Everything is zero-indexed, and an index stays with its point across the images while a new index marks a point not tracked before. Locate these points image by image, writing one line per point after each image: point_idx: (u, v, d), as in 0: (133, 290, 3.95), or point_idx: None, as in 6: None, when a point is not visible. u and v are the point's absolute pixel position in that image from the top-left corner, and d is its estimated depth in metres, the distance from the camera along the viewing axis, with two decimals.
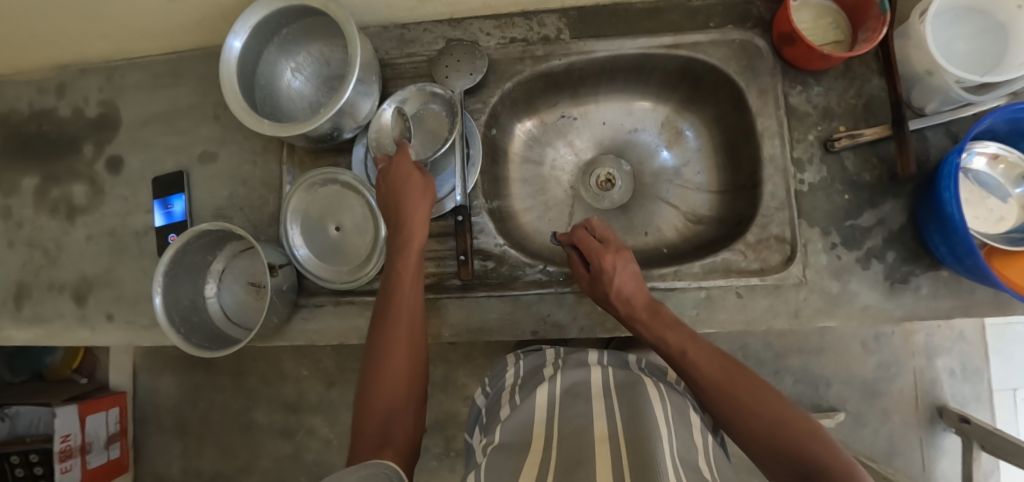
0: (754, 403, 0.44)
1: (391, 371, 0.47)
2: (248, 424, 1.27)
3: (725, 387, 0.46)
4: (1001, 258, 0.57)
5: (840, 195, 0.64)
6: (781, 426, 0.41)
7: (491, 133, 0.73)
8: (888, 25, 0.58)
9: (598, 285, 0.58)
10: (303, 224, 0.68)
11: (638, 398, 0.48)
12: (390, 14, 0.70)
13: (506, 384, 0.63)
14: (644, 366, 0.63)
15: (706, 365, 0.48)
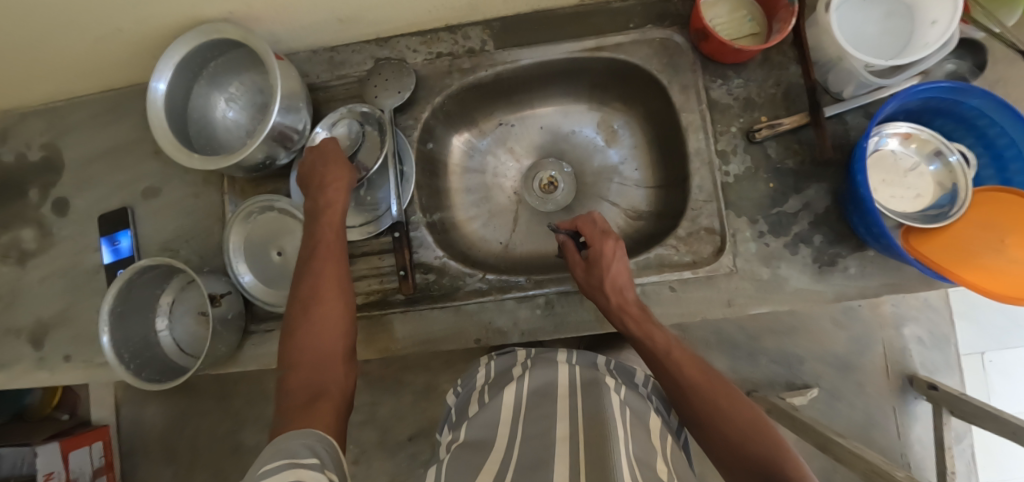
0: (724, 407, 0.48)
1: (316, 329, 0.48)
2: (236, 447, 1.28)
3: (696, 391, 0.49)
4: (918, 235, 0.59)
5: (765, 183, 0.66)
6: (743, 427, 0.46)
7: (427, 147, 0.74)
8: (794, 15, 0.60)
9: (597, 272, 0.58)
10: (247, 251, 0.68)
11: (598, 396, 0.49)
12: (316, 38, 0.71)
13: (476, 385, 0.62)
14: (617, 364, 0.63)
15: (678, 374, 0.51)
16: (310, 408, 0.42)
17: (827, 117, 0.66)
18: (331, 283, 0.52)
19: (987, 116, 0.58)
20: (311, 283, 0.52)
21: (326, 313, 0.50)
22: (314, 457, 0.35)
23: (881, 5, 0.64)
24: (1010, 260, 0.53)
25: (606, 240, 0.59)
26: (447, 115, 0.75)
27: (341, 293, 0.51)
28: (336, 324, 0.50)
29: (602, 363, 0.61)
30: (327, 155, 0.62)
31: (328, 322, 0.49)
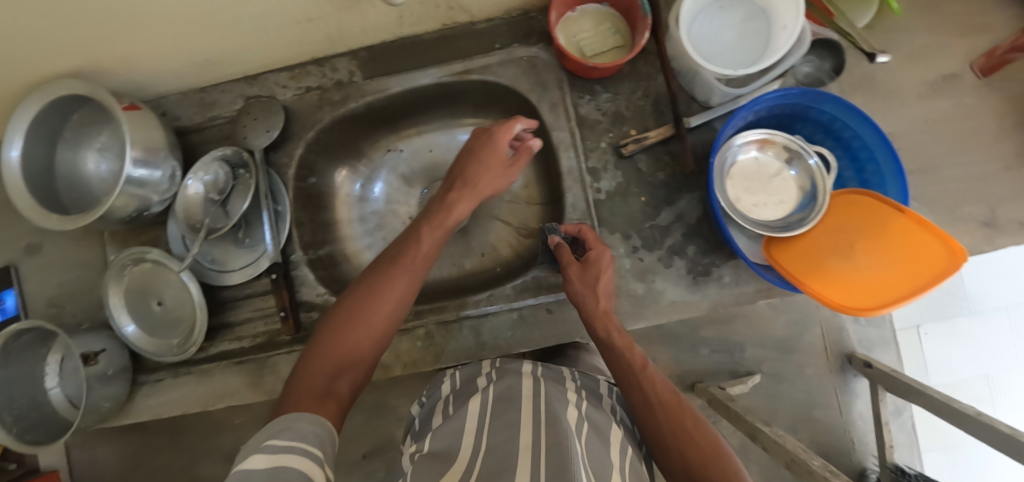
0: (701, 444, 0.39)
1: (353, 333, 0.42)
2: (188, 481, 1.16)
3: (663, 415, 0.42)
4: (779, 243, 0.58)
5: (637, 197, 0.66)
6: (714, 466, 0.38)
7: (308, 182, 0.74)
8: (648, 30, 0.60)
9: (476, 167, 0.51)
10: (126, 303, 0.68)
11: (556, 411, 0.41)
12: (182, 82, 0.70)
13: (441, 395, 0.54)
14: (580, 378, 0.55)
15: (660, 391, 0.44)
16: (323, 402, 0.38)
17: (695, 126, 0.65)
18: (397, 280, 0.45)
19: (840, 121, 0.59)
20: (385, 281, 0.45)
21: (360, 330, 0.43)
22: (313, 440, 0.32)
23: (739, 10, 0.64)
24: (857, 267, 0.54)
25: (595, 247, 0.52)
26: (326, 148, 0.74)
27: (405, 285, 0.45)
28: (372, 327, 0.43)
29: (568, 376, 0.53)
30: (476, 148, 0.51)
31: (363, 327, 0.43)
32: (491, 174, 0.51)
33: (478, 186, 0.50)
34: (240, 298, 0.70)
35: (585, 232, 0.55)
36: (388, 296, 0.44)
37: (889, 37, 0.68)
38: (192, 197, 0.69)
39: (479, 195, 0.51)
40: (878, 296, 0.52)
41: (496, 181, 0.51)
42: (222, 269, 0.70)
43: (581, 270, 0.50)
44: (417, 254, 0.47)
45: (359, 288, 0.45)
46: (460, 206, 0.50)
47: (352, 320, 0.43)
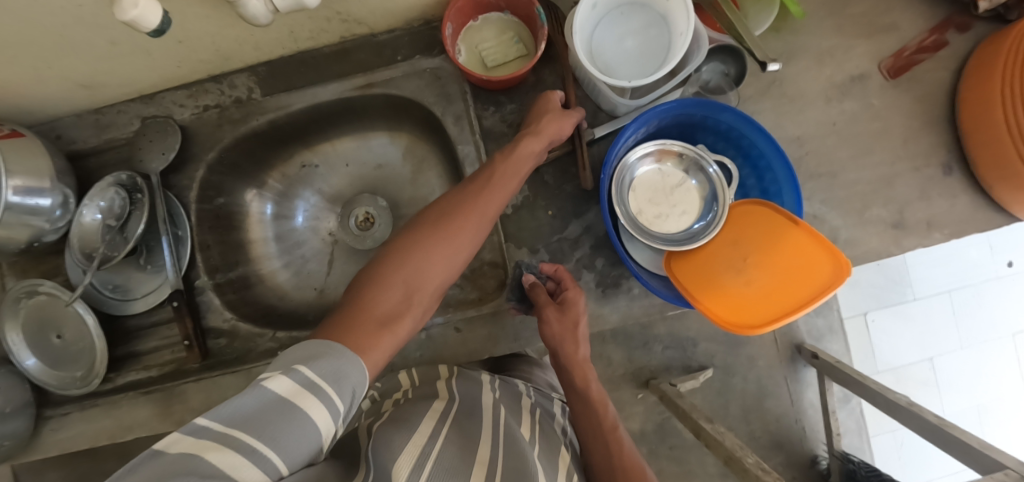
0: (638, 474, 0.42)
1: (469, 216, 0.45)
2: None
3: (605, 443, 0.45)
4: (678, 257, 0.57)
5: (545, 211, 0.65)
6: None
7: (215, 203, 0.71)
8: (541, 41, 0.58)
9: (538, 115, 0.55)
10: (27, 337, 0.66)
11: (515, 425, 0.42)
12: (72, 104, 0.67)
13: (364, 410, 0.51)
14: (532, 388, 0.54)
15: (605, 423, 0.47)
16: (380, 332, 0.35)
17: (599, 138, 0.64)
18: (461, 230, 0.44)
19: (737, 130, 0.58)
20: (484, 184, 0.48)
21: (486, 198, 0.47)
22: (346, 392, 0.28)
23: (640, 17, 0.62)
24: (747, 281, 0.54)
25: (569, 287, 0.56)
26: (232, 167, 0.72)
27: (469, 241, 0.44)
28: (487, 214, 0.47)
29: (523, 388, 0.53)
30: (538, 110, 0.56)
31: (474, 216, 0.45)
32: (566, 120, 0.55)
33: (544, 125, 0.53)
34: (146, 327, 0.69)
35: (562, 274, 0.57)
36: (479, 212, 0.46)
37: (792, 41, 0.68)
38: (87, 225, 0.66)
39: (548, 135, 0.53)
40: (766, 311, 0.51)
41: (564, 123, 0.55)
42: (125, 298, 0.68)
43: (558, 311, 0.54)
44: (522, 154, 0.51)
45: (433, 216, 0.45)
46: (541, 137, 0.53)
47: (474, 191, 0.47)
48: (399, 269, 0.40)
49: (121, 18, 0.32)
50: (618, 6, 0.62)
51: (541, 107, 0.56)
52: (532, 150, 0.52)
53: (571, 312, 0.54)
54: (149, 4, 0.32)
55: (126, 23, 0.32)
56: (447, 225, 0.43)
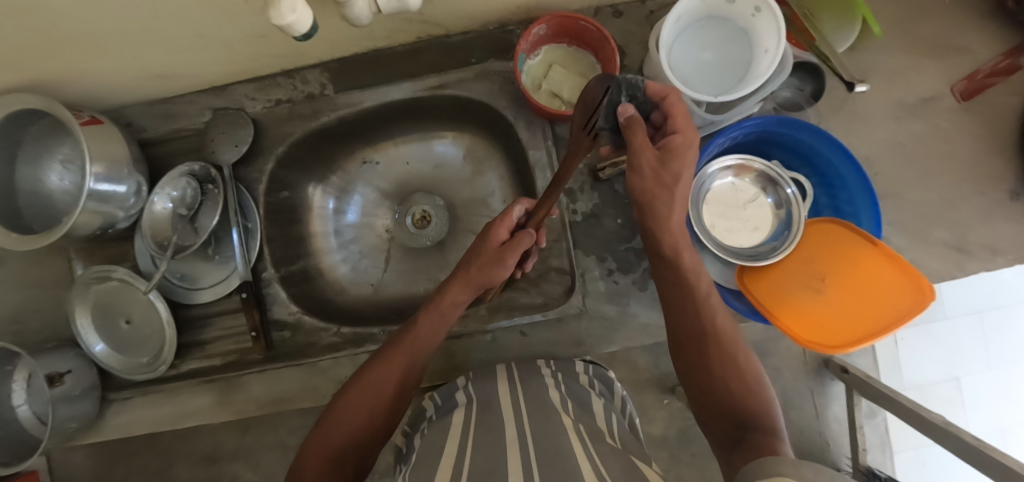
0: (740, 372, 0.46)
1: (375, 386, 0.47)
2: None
3: (705, 340, 0.48)
4: (752, 273, 0.57)
5: (612, 219, 0.65)
6: (741, 396, 0.44)
7: (280, 196, 0.72)
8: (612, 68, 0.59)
9: (470, 258, 0.52)
10: (94, 321, 0.66)
11: (543, 397, 0.48)
12: (146, 93, 0.67)
13: (423, 420, 0.55)
14: (555, 365, 0.58)
15: (704, 324, 0.48)
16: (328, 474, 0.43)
17: None
18: (386, 370, 0.48)
19: (815, 149, 0.59)
20: (397, 353, 0.49)
21: (385, 363, 0.49)
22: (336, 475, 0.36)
23: (720, 31, 0.62)
24: (826, 302, 0.55)
25: (681, 137, 0.45)
26: (297, 161, 0.72)
27: (394, 378, 0.48)
28: (401, 368, 0.49)
29: (544, 366, 0.57)
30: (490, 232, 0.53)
31: (382, 386, 0.47)
32: (504, 263, 0.49)
33: (472, 272, 0.51)
34: (210, 315, 0.69)
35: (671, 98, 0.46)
36: (392, 375, 0.48)
37: (869, 60, 0.67)
38: (158, 214, 0.67)
39: (476, 282, 0.51)
40: (849, 332, 0.52)
41: (498, 269, 0.50)
42: (192, 287, 0.68)
43: (662, 157, 0.45)
44: (444, 307, 0.51)
45: (373, 360, 0.50)
46: (465, 287, 0.51)
47: (379, 358, 0.50)
48: (332, 416, 0.47)
49: (275, 22, 0.31)
50: (697, 19, 0.62)
51: (480, 244, 0.52)
52: (461, 295, 0.52)
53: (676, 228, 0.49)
54: (304, 9, 0.32)
55: (279, 27, 0.32)
56: (354, 400, 0.47)
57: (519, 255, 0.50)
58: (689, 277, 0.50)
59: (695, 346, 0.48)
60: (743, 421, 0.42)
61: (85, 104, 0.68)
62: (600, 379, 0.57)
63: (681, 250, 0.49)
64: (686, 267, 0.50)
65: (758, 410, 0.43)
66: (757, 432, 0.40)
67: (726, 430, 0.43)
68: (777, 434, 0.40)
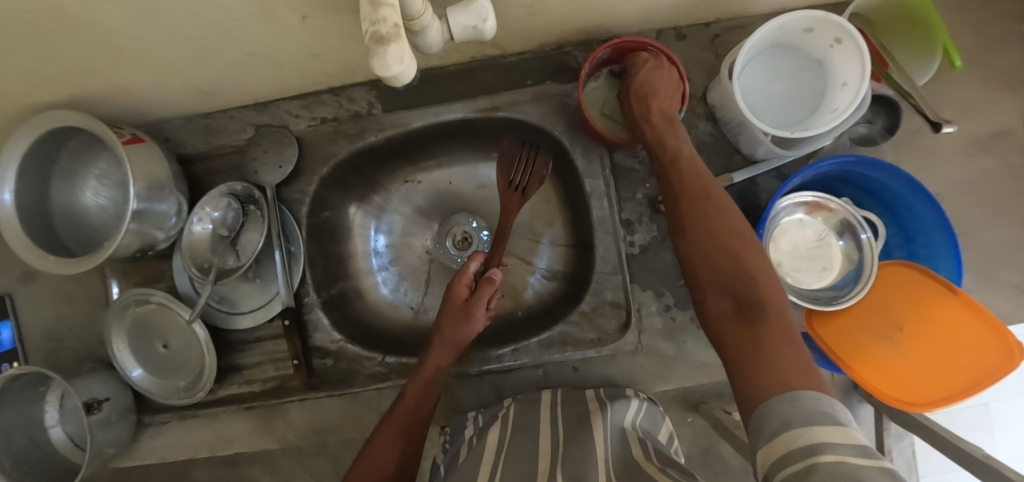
0: (761, 282, 0.40)
1: (385, 450, 0.49)
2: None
3: (721, 244, 0.42)
4: (821, 316, 0.55)
5: (670, 253, 0.63)
6: (755, 284, 0.40)
7: (321, 217, 0.69)
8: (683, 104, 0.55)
9: (440, 320, 0.56)
10: (130, 345, 0.65)
11: (587, 439, 0.49)
12: (186, 108, 0.65)
13: (464, 439, 0.58)
14: (606, 396, 0.59)
15: (710, 198, 0.45)
16: None
17: (736, 183, 0.61)
18: (398, 417, 0.51)
19: (893, 190, 0.56)
20: (398, 418, 0.51)
21: (391, 428, 0.51)
22: None
23: (791, 60, 0.60)
24: (905, 354, 0.53)
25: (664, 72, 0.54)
26: (340, 182, 0.69)
27: (403, 426, 0.51)
28: (405, 430, 0.51)
29: (590, 397, 0.59)
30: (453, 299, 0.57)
31: (390, 449, 0.49)
32: (473, 319, 0.54)
33: (447, 333, 0.54)
34: (250, 341, 0.68)
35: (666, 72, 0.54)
36: (395, 442, 0.50)
37: (942, 92, 0.65)
38: (198, 236, 0.63)
39: (453, 343, 0.54)
40: (932, 388, 0.51)
41: (469, 325, 0.54)
42: (232, 311, 0.67)
43: (662, 121, 0.52)
44: (427, 374, 0.53)
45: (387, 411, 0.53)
46: (444, 350, 0.54)
47: (387, 422, 0.51)
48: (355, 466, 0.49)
49: (377, 74, 0.29)
50: (769, 47, 0.60)
51: (445, 306, 0.57)
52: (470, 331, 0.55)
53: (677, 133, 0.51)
54: (411, 61, 0.30)
55: (379, 78, 0.29)
56: (369, 460, 0.48)
57: (484, 308, 0.55)
58: (697, 195, 0.45)
59: (695, 209, 0.45)
60: (758, 306, 0.38)
61: (123, 119, 0.65)
62: (651, 410, 0.59)
63: (686, 167, 0.48)
64: (689, 187, 0.46)
65: (774, 302, 0.38)
66: (771, 316, 0.37)
67: (726, 306, 0.40)
68: (786, 321, 0.37)
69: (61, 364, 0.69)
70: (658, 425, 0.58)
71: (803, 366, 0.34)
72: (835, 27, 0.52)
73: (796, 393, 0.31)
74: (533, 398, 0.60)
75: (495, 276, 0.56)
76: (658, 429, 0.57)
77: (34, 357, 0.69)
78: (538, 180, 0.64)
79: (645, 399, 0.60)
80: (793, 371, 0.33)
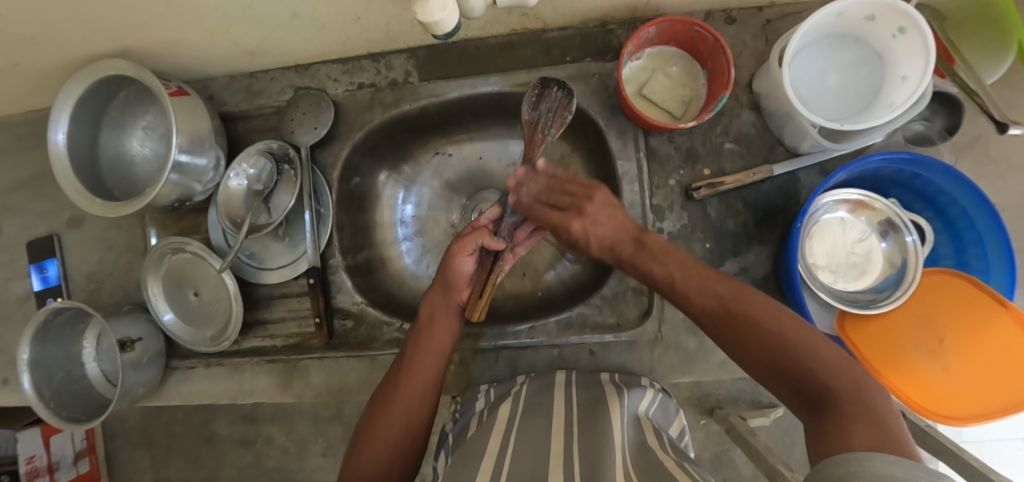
0: (819, 359, 0.37)
1: (391, 425, 0.50)
2: (210, 436, 1.16)
3: (758, 341, 0.39)
4: (854, 319, 0.53)
5: (702, 244, 0.61)
6: (815, 368, 0.36)
7: (352, 183, 0.70)
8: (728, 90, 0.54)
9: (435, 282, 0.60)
10: (165, 291, 0.68)
11: (600, 420, 0.49)
12: (231, 67, 0.67)
13: (475, 412, 0.59)
14: (619, 380, 0.59)
15: (714, 292, 0.43)
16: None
17: (775, 175, 0.60)
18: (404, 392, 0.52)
19: (948, 194, 0.53)
20: (404, 390, 0.52)
21: (407, 395, 0.52)
22: None
23: (850, 50, 0.57)
24: (943, 368, 0.50)
25: (590, 206, 0.50)
26: (373, 149, 0.70)
27: (422, 389, 0.52)
28: (419, 394, 0.52)
29: (606, 379, 0.59)
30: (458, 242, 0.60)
31: (396, 422, 0.50)
32: (455, 260, 0.57)
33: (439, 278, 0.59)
34: (276, 296, 0.69)
35: (596, 190, 0.51)
36: (399, 418, 0.50)
37: (1011, 95, 0.60)
38: (233, 191, 0.65)
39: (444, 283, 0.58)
40: (964, 404, 0.47)
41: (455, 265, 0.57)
42: (261, 266, 0.69)
43: (636, 250, 0.49)
44: (424, 317, 0.57)
45: (389, 377, 0.55)
46: (435, 290, 0.59)
47: (397, 386, 0.53)
48: (361, 433, 0.52)
49: (421, 16, 0.37)
50: (826, 36, 0.57)
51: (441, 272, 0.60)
52: (466, 271, 0.57)
53: (656, 251, 0.48)
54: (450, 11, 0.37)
55: (421, 21, 0.38)
56: (371, 440, 0.50)
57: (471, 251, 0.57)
58: (689, 291, 0.44)
59: (714, 318, 0.42)
60: (827, 396, 0.35)
61: (171, 74, 0.67)
62: (664, 396, 0.58)
63: (673, 280, 0.46)
64: (690, 294, 0.44)
65: (842, 379, 0.35)
66: (844, 404, 0.33)
67: (798, 400, 0.37)
68: (859, 413, 0.32)
69: (100, 305, 0.72)
70: (672, 420, 0.58)
71: (884, 439, 0.29)
72: (899, 14, 0.49)
73: (856, 455, 0.28)
74: (547, 378, 0.60)
75: (493, 244, 0.57)
76: (671, 423, 0.57)
77: (76, 296, 0.73)
78: (567, 105, 0.57)
79: (660, 391, 0.59)
80: (867, 442, 0.29)
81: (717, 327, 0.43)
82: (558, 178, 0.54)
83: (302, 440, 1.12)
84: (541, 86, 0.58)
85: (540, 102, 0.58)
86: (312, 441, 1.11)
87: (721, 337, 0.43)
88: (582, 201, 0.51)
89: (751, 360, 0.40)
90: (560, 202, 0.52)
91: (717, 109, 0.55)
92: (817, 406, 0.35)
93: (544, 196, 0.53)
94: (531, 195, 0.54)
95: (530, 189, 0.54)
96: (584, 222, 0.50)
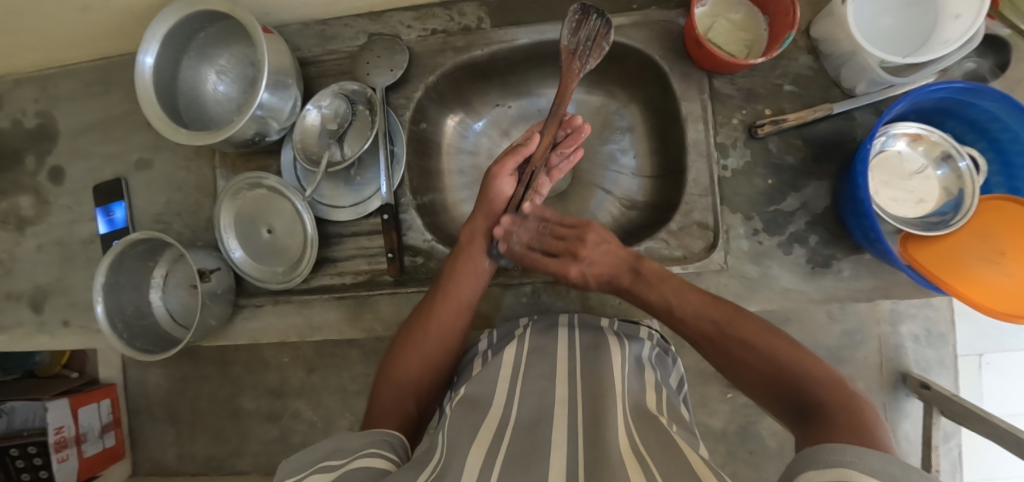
0: (812, 375, 0.36)
1: (426, 347, 0.50)
2: (235, 411, 1.12)
3: (755, 353, 0.40)
4: (917, 241, 0.56)
5: (763, 179, 0.65)
6: (810, 383, 0.36)
7: (419, 127, 0.73)
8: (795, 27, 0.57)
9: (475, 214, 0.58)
10: (236, 229, 0.69)
11: (601, 365, 0.44)
12: (308, 11, 0.69)
13: (478, 353, 0.55)
14: (619, 330, 0.55)
15: (710, 315, 0.45)
16: (400, 395, 0.47)
17: (834, 114, 0.63)
18: (431, 325, 0.52)
19: (999, 121, 0.56)
20: (441, 311, 0.52)
21: (436, 323, 0.52)
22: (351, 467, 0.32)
23: None
24: (1003, 276, 0.53)
25: (584, 250, 0.52)
26: (440, 95, 0.73)
27: (452, 325, 0.53)
28: (454, 313, 0.53)
29: (606, 326, 0.55)
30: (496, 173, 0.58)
31: (433, 344, 0.51)
32: (497, 183, 0.56)
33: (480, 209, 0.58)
34: (346, 235, 0.71)
35: (587, 231, 0.54)
36: (431, 342, 0.51)
37: None
38: (309, 127, 0.68)
39: (484, 210, 0.57)
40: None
41: (496, 187, 0.56)
42: (332, 205, 0.71)
43: (633, 278, 0.51)
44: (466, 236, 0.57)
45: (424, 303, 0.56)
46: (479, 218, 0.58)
47: (436, 306, 0.53)
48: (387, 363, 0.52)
49: None
50: None
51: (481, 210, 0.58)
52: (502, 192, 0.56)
53: (652, 278, 0.50)
54: None
55: None
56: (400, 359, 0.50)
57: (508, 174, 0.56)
58: (684, 311, 0.47)
59: (711, 338, 0.44)
60: (812, 405, 0.34)
61: None
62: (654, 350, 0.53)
63: (669, 301, 0.48)
64: (688, 311, 0.46)
65: (832, 391, 0.34)
66: (829, 408, 0.32)
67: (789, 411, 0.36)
68: (837, 416, 0.31)
69: None
70: (670, 370, 0.54)
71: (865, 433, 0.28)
72: None
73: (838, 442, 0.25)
74: (551, 320, 0.56)
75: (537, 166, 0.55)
76: (670, 374, 0.54)
77: None
78: (605, 35, 0.59)
79: (655, 343, 0.56)
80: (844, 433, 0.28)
81: (711, 342, 0.44)
82: (548, 226, 0.56)
83: (330, 414, 1.07)
84: (582, 12, 0.58)
85: (579, 29, 0.58)
86: (340, 415, 1.06)
87: (716, 353, 0.44)
88: (577, 244, 0.53)
89: (750, 372, 0.41)
90: (556, 248, 0.54)
91: (783, 48, 0.58)
92: (802, 413, 0.34)
93: (535, 244, 0.55)
94: (524, 242, 0.55)
95: (521, 236, 0.55)
96: (579, 266, 0.53)
